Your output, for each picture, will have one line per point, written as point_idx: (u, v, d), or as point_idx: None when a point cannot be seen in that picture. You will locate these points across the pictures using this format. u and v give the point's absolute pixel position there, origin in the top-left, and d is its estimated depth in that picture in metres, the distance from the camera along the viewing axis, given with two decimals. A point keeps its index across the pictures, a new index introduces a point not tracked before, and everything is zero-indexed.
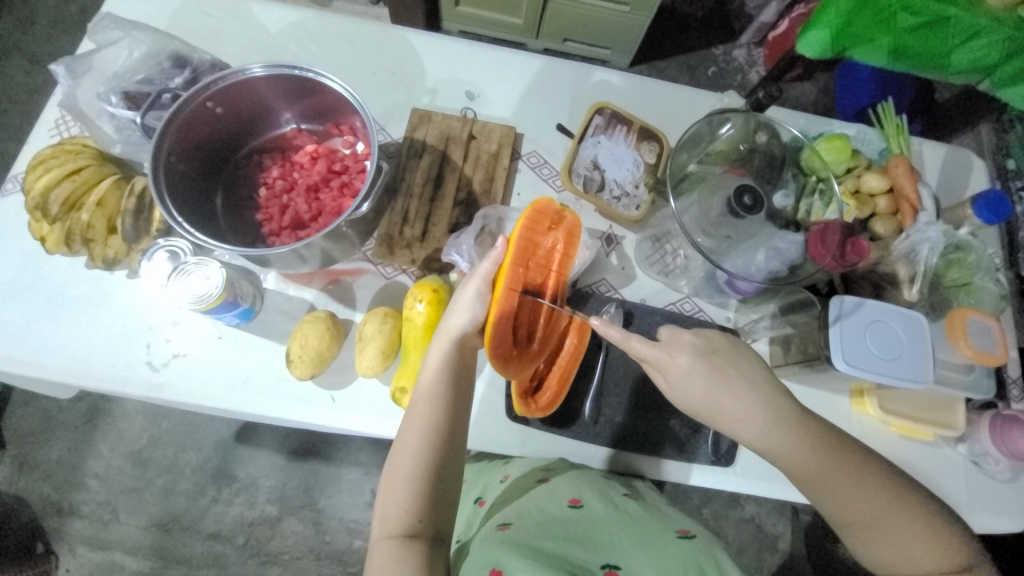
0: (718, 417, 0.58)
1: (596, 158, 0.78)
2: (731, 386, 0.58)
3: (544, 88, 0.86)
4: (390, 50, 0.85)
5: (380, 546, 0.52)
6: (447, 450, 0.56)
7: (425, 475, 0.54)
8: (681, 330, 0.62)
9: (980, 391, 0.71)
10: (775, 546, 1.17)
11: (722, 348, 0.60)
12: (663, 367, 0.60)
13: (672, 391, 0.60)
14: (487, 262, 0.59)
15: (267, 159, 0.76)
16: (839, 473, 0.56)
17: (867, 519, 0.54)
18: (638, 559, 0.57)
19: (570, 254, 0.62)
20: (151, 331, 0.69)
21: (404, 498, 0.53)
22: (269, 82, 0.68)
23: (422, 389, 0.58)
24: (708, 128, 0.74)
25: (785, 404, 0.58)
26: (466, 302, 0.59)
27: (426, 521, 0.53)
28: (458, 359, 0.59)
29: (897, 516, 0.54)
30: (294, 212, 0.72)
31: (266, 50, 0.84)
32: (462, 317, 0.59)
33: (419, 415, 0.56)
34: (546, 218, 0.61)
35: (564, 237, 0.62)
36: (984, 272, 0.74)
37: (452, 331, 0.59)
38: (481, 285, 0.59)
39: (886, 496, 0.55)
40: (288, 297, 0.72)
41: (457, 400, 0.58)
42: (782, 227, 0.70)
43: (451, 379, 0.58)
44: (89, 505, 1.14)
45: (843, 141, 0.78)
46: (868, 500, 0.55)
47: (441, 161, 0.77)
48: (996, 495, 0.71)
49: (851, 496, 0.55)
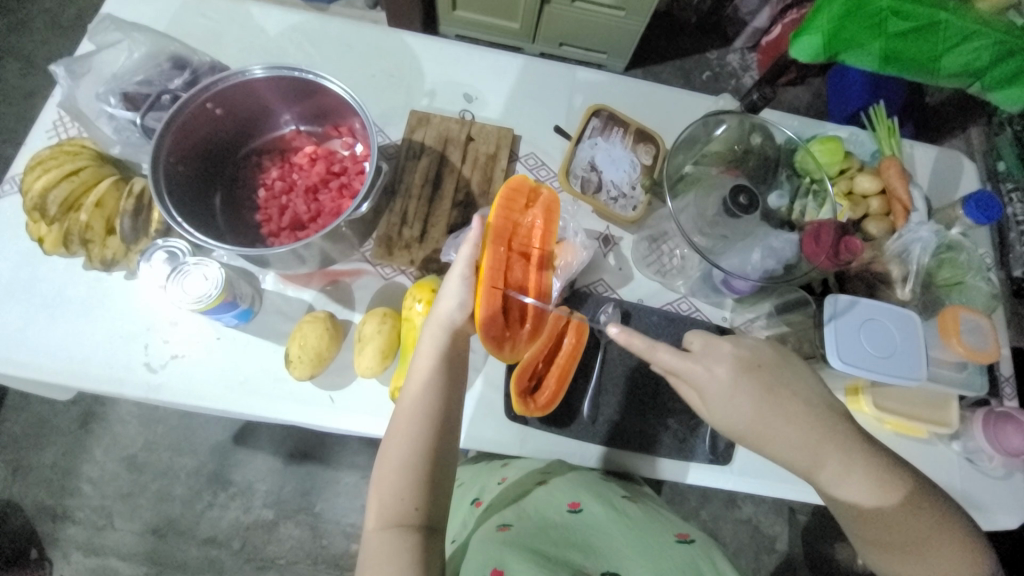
0: (762, 435, 0.58)
1: (593, 159, 0.79)
2: (777, 405, 0.58)
3: (541, 90, 0.86)
4: (389, 53, 0.86)
5: (375, 534, 0.52)
6: (441, 437, 0.56)
7: (421, 462, 0.54)
8: (720, 341, 0.61)
9: (973, 389, 0.72)
10: (773, 547, 1.18)
11: (768, 362, 0.60)
12: (700, 380, 0.58)
13: (710, 409, 0.59)
14: (469, 246, 0.59)
15: (266, 161, 0.76)
16: (883, 501, 0.56)
17: (903, 536, 0.55)
18: (637, 564, 0.57)
19: (551, 228, 0.64)
20: (150, 332, 0.68)
21: (401, 486, 0.53)
22: (269, 83, 0.68)
23: (416, 376, 0.58)
24: (703, 129, 0.75)
25: (827, 420, 0.58)
26: (453, 288, 0.59)
27: (421, 510, 0.53)
28: (452, 347, 0.59)
29: (937, 541, 0.54)
30: (293, 213, 0.72)
31: (265, 53, 0.84)
32: (451, 302, 0.59)
33: (414, 401, 0.57)
34: (522, 196, 0.64)
35: (543, 212, 0.64)
36: (975, 272, 0.76)
37: (441, 316, 0.59)
38: (465, 269, 0.58)
39: (927, 517, 0.55)
40: (286, 298, 0.72)
41: (452, 390, 0.58)
42: (776, 227, 0.71)
43: (446, 365, 0.58)
44: (83, 510, 1.13)
45: (836, 143, 0.79)
46: (905, 523, 0.55)
47: (440, 162, 0.78)
48: (990, 492, 0.72)
49: (893, 518, 0.55)
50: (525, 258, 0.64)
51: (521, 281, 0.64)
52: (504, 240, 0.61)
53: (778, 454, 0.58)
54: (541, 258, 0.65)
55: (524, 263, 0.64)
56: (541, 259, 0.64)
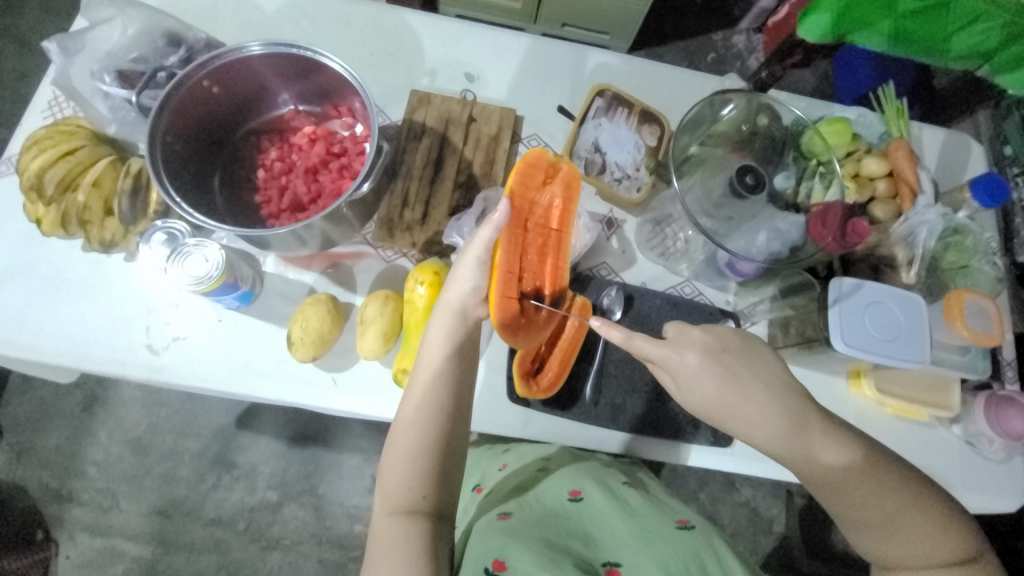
0: (731, 420, 0.58)
1: (597, 140, 0.77)
2: (743, 390, 0.58)
3: (544, 69, 0.85)
4: (388, 31, 0.84)
5: (385, 522, 0.52)
6: (451, 427, 0.56)
7: (430, 451, 0.54)
8: (690, 327, 0.60)
9: (975, 371, 0.72)
10: (770, 529, 1.19)
11: (735, 348, 0.59)
12: (671, 366, 0.58)
13: (683, 394, 0.59)
14: (488, 228, 0.56)
15: (264, 141, 0.75)
16: (852, 480, 0.56)
17: (873, 514, 0.55)
18: (638, 553, 0.57)
19: (569, 206, 0.63)
20: (150, 315, 0.68)
21: (409, 474, 0.53)
22: (267, 61, 0.66)
23: (425, 365, 0.58)
24: (709, 109, 0.74)
25: (795, 402, 0.58)
26: (465, 272, 0.58)
27: (429, 498, 0.53)
28: (464, 335, 0.59)
29: (908, 518, 0.54)
30: (293, 194, 0.71)
31: (261, 30, 0.82)
32: (463, 287, 0.58)
33: (424, 390, 0.56)
34: (539, 171, 0.62)
35: (562, 189, 0.63)
36: (981, 255, 0.75)
37: (452, 302, 0.59)
38: (481, 253, 0.57)
39: (898, 494, 0.55)
40: (287, 280, 0.72)
41: (463, 379, 0.58)
42: (782, 209, 0.71)
43: (457, 354, 0.58)
44: (88, 491, 1.15)
45: (844, 124, 0.78)
46: (874, 501, 0.55)
47: (441, 143, 0.77)
48: (990, 474, 0.73)
49: (862, 494, 0.55)
50: (542, 240, 0.63)
51: (535, 264, 0.63)
52: (520, 221, 0.60)
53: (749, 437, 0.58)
54: (560, 239, 0.63)
55: (541, 245, 0.63)
56: (560, 240, 0.62)
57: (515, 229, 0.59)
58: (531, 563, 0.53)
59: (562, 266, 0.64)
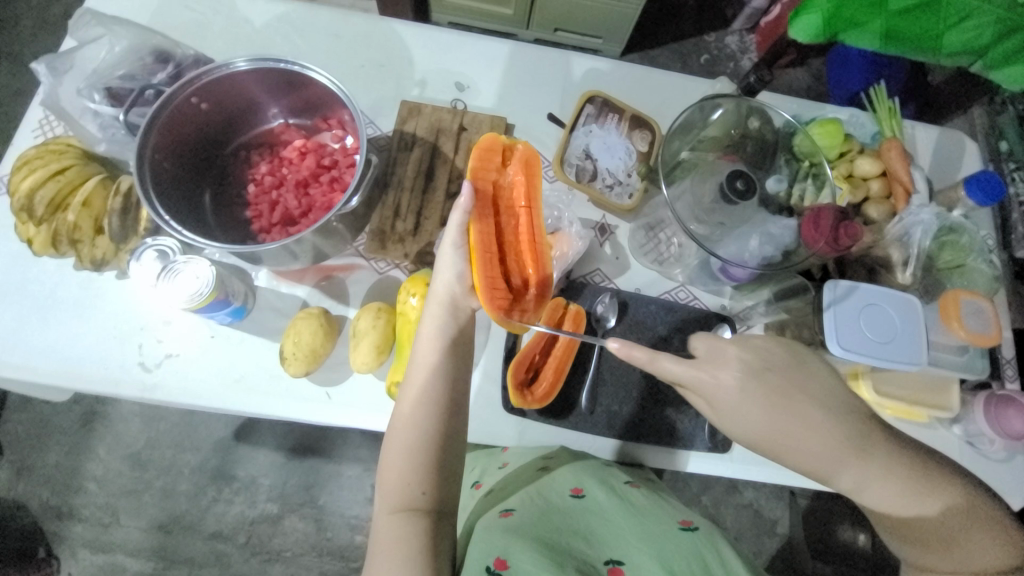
0: (777, 443, 0.55)
1: (588, 147, 0.77)
2: (790, 409, 0.55)
3: (534, 76, 0.85)
4: (378, 42, 0.84)
5: (386, 518, 0.52)
6: (448, 417, 0.55)
7: (428, 445, 0.54)
8: (725, 344, 0.57)
9: (974, 372, 0.72)
10: (774, 531, 1.19)
11: (779, 364, 0.57)
12: (706, 388, 0.56)
13: (723, 419, 0.56)
14: (457, 214, 0.57)
15: (254, 156, 0.74)
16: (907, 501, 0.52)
17: (937, 533, 0.51)
18: (639, 550, 0.56)
19: (533, 180, 0.63)
20: (143, 332, 0.68)
21: (407, 471, 0.53)
22: (253, 76, 0.66)
23: (420, 358, 0.57)
24: (699, 115, 0.74)
25: (852, 424, 0.54)
26: (447, 263, 0.59)
27: (429, 495, 0.53)
28: (456, 326, 0.59)
29: (973, 538, 0.50)
30: (284, 208, 0.70)
31: (251, 44, 0.82)
32: (448, 276, 0.59)
33: (418, 385, 0.56)
34: (496, 154, 0.63)
35: (523, 166, 0.63)
36: (977, 254, 0.75)
37: (440, 293, 0.59)
38: (457, 239, 0.58)
39: (958, 516, 0.51)
40: (280, 294, 0.71)
41: (457, 372, 0.58)
42: (775, 212, 0.70)
43: (449, 346, 0.58)
44: (89, 508, 1.14)
45: (835, 125, 0.78)
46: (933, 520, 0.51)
47: (432, 153, 0.77)
48: (991, 474, 0.72)
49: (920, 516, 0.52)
50: (513, 220, 0.64)
51: (512, 243, 0.64)
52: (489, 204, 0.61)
53: (793, 459, 0.55)
54: (532, 215, 0.63)
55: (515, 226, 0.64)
56: (530, 216, 0.63)
57: (485, 212, 0.61)
58: (531, 564, 0.52)
59: (541, 240, 0.64)
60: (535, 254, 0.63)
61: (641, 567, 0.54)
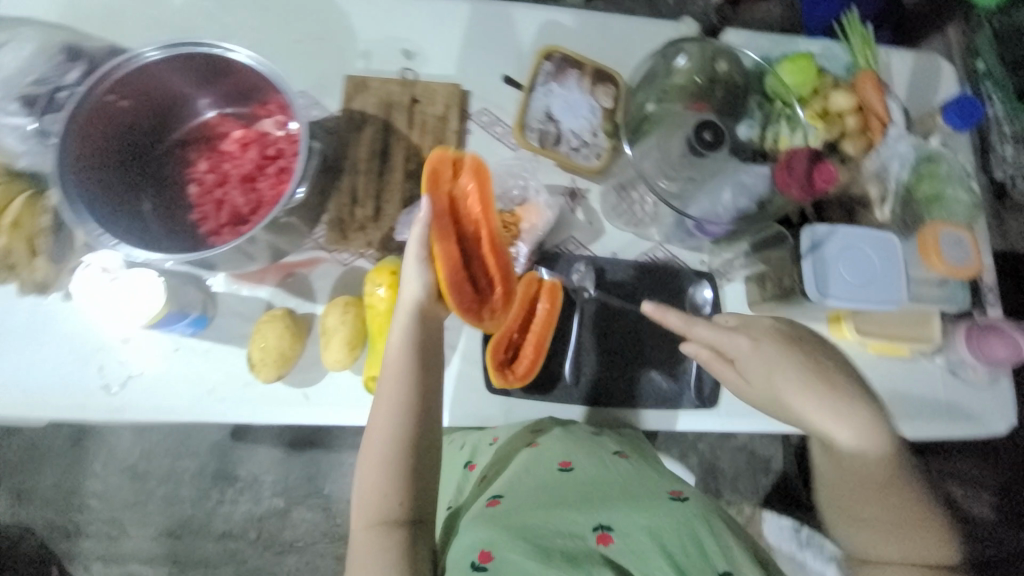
0: (783, 404, 0.57)
1: (549, 109, 0.73)
2: (817, 375, 0.56)
3: (486, 35, 0.79)
4: (313, 12, 0.77)
5: (361, 533, 0.51)
6: (421, 426, 0.55)
7: (401, 454, 0.53)
8: (765, 317, 0.61)
9: (955, 303, 0.72)
10: (769, 468, 1.23)
11: (809, 340, 0.59)
12: (734, 351, 0.59)
13: (745, 379, 0.59)
14: (418, 227, 0.57)
15: (193, 153, 0.69)
16: (872, 482, 0.53)
17: (883, 515, 0.52)
18: (631, 520, 0.54)
19: (485, 188, 0.63)
20: (102, 353, 0.65)
21: (382, 482, 0.52)
22: (173, 66, 0.61)
23: (388, 367, 0.56)
24: (662, 63, 0.70)
25: (862, 402, 0.55)
26: (411, 272, 0.58)
27: (404, 504, 0.52)
28: (423, 332, 0.58)
29: (912, 529, 0.52)
30: (232, 206, 0.66)
31: (173, 27, 0.75)
32: (414, 286, 0.58)
33: (389, 394, 0.55)
34: (446, 167, 0.63)
35: (473, 176, 0.63)
36: (955, 182, 0.74)
37: (407, 302, 0.58)
38: (419, 251, 0.58)
39: (909, 505, 0.53)
40: (242, 298, 0.68)
41: (427, 379, 0.56)
42: (747, 159, 0.66)
43: (417, 354, 0.57)
44: (95, 523, 1.14)
45: (806, 61, 0.74)
46: (884, 504, 0.53)
47: (385, 131, 0.72)
48: (975, 400, 0.73)
49: (873, 496, 0.53)
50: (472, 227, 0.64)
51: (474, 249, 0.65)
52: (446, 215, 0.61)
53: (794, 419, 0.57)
54: (489, 220, 0.63)
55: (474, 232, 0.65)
56: (487, 222, 0.62)
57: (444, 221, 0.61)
58: (518, 551, 0.51)
59: (500, 244, 0.64)
60: (496, 257, 0.64)
61: (631, 536, 0.53)
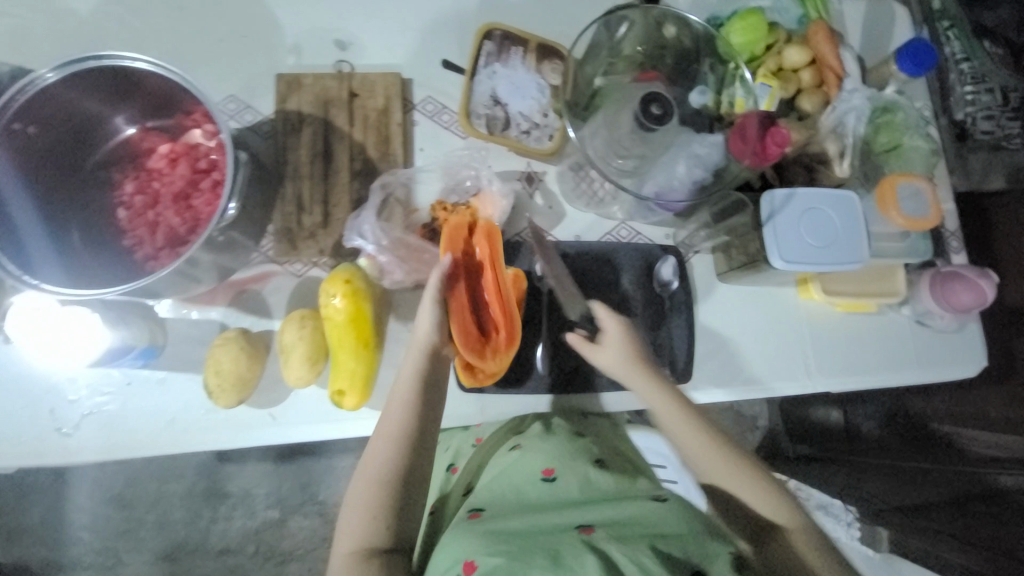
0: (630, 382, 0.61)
1: (495, 91, 0.70)
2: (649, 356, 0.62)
3: (423, 16, 0.74)
4: (234, 8, 0.72)
5: (341, 561, 0.50)
6: (416, 454, 0.54)
7: (391, 479, 0.53)
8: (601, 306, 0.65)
9: (918, 254, 0.71)
10: (755, 425, 1.25)
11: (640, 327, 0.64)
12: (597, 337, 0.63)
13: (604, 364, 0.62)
14: (435, 275, 0.58)
15: (117, 174, 0.65)
16: (712, 443, 0.60)
17: (726, 470, 0.59)
18: (611, 518, 0.50)
19: (496, 250, 0.61)
20: (51, 395, 0.62)
21: (368, 508, 0.51)
22: (78, 85, 0.56)
23: (394, 401, 0.56)
24: (605, 33, 0.67)
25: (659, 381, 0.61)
26: (425, 313, 0.58)
27: (388, 530, 0.51)
28: (430, 374, 0.57)
29: (750, 479, 0.59)
30: (167, 228, 0.62)
31: (82, 37, 0.69)
32: (426, 329, 0.58)
33: (393, 427, 0.55)
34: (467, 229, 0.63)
35: (487, 240, 0.61)
36: (912, 131, 0.73)
37: (419, 343, 0.58)
38: (432, 298, 0.58)
39: (742, 460, 0.60)
40: (192, 322, 0.65)
41: (429, 414, 0.56)
42: (703, 128, 0.66)
43: (423, 391, 0.57)
44: (88, 555, 1.12)
45: (757, 17, 0.71)
46: (724, 462, 0.59)
47: (325, 130, 0.68)
48: (942, 346, 0.74)
49: (716, 455, 0.59)
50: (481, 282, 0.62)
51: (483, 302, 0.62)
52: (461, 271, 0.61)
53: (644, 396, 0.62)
54: (496, 279, 0.61)
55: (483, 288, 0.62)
56: (493, 279, 0.60)
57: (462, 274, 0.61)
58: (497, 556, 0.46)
59: (507, 302, 0.61)
60: (503, 312, 0.60)
61: (613, 535, 0.48)
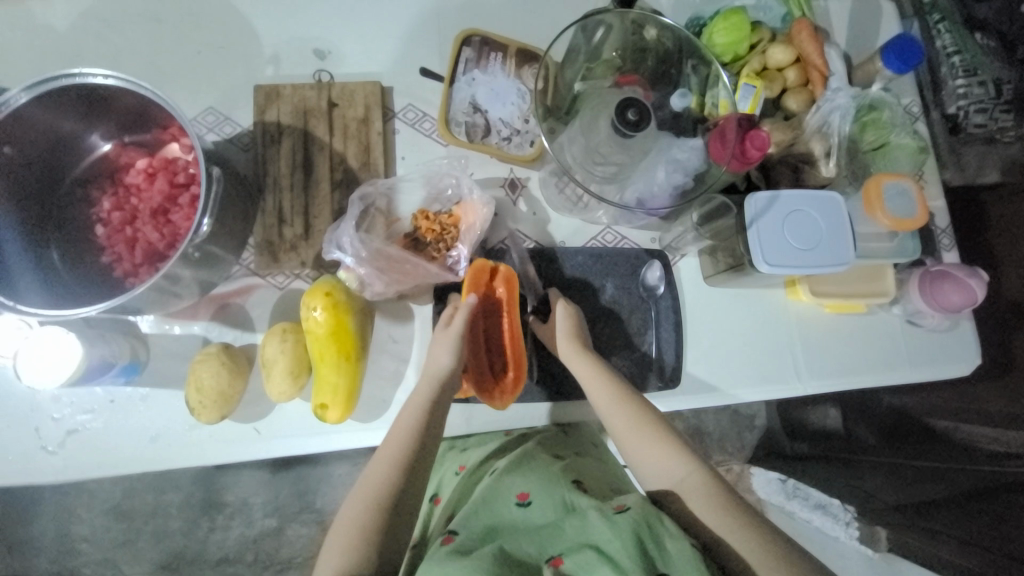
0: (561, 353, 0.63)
1: (474, 98, 0.70)
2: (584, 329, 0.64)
3: (402, 23, 0.74)
4: (212, 20, 0.71)
5: None
6: (414, 475, 0.54)
7: (389, 498, 0.52)
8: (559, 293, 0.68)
9: (907, 254, 0.70)
10: (753, 424, 1.25)
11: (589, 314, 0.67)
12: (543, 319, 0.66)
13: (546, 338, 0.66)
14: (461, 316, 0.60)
15: (94, 191, 0.65)
16: (628, 408, 0.58)
17: (638, 436, 0.56)
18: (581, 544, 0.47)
19: (514, 298, 0.63)
20: (35, 413, 0.62)
21: (362, 525, 0.50)
22: (50, 104, 0.56)
23: (399, 423, 0.57)
24: (582, 37, 0.67)
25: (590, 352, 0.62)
26: (445, 343, 0.60)
27: (382, 553, 0.50)
28: (437, 403, 0.58)
29: (663, 447, 0.55)
30: (145, 243, 0.61)
31: (60, 53, 0.69)
32: (442, 362, 0.59)
33: (395, 446, 0.55)
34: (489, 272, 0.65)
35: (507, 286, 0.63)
36: (900, 129, 0.72)
37: (431, 372, 0.59)
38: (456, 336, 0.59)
39: (661, 429, 0.56)
40: (175, 337, 0.65)
41: (431, 439, 0.57)
42: (684, 131, 0.65)
43: (428, 415, 0.57)
44: (87, 567, 1.13)
45: (740, 16, 0.70)
46: (641, 431, 0.56)
47: (305, 140, 0.68)
48: (935, 346, 0.74)
49: (630, 421, 0.57)
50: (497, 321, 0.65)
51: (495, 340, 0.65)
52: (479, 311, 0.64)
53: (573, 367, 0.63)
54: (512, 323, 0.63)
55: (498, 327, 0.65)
56: (511, 322, 0.63)
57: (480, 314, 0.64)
58: None
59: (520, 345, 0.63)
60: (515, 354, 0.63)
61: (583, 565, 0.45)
